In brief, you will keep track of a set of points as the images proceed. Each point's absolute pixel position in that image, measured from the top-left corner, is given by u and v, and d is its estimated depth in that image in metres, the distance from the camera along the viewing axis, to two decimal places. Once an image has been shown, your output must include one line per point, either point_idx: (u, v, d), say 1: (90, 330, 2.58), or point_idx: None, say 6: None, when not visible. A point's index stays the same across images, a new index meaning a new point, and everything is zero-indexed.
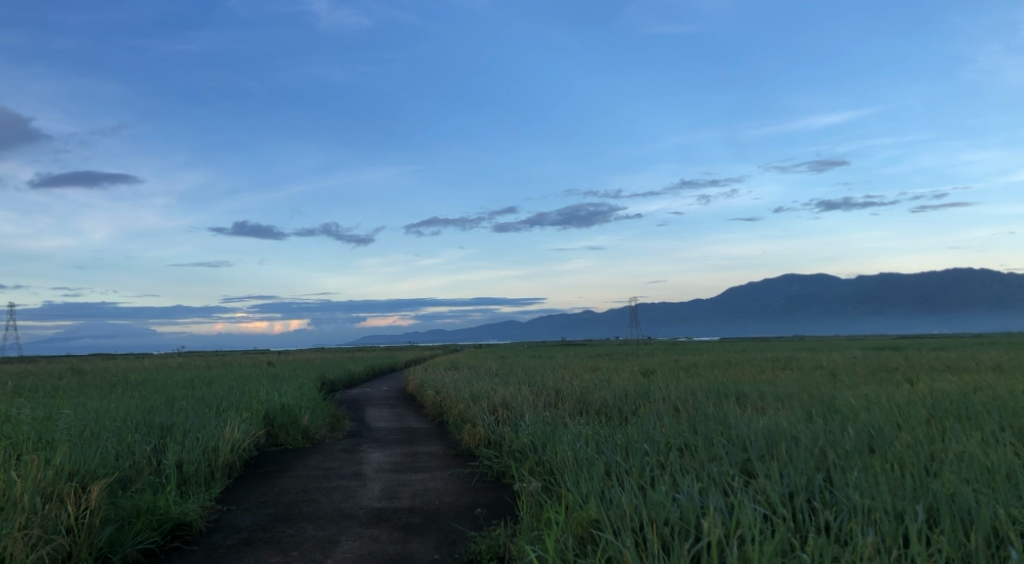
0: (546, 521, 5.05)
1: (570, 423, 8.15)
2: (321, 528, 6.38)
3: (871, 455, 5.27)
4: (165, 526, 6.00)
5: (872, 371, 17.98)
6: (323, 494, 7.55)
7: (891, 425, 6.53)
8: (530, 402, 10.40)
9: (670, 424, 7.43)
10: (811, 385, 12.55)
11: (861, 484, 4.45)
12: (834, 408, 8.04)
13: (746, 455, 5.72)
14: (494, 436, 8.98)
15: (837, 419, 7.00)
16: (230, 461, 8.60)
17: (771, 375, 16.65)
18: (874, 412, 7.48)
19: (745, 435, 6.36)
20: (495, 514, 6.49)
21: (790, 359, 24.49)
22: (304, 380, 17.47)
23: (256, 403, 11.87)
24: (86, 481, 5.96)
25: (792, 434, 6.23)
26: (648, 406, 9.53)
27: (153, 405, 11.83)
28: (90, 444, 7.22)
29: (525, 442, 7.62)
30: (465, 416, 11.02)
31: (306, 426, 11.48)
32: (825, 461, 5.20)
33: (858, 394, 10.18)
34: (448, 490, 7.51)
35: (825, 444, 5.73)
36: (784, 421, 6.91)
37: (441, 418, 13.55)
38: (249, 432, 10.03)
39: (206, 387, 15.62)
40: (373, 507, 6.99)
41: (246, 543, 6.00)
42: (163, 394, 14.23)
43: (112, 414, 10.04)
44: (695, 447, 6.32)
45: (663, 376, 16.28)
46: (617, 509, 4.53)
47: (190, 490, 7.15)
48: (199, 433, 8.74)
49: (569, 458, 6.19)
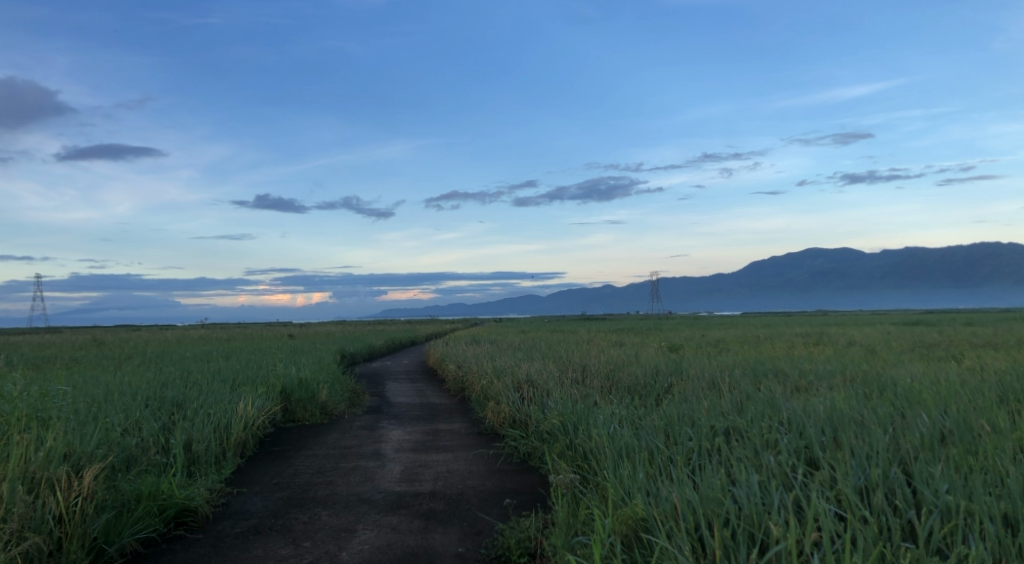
0: (585, 519, 4.52)
1: (602, 402, 7.60)
2: (336, 514, 5.91)
3: (952, 446, 4.68)
4: (167, 513, 5.57)
5: (910, 346, 17.29)
6: (339, 476, 7.08)
7: (960, 408, 5.93)
8: (558, 379, 9.87)
9: (710, 406, 6.85)
10: (852, 362, 11.89)
11: (952, 481, 3.87)
12: (887, 388, 7.42)
13: (806, 440, 5.12)
14: (520, 415, 8.46)
15: (898, 401, 6.38)
16: (243, 440, 8.18)
17: (804, 351, 15.94)
18: (937, 393, 6.86)
19: (801, 417, 5.75)
20: (524, 503, 5.96)
21: (822, 336, 23.45)
22: (324, 353, 17.09)
23: (272, 377, 11.42)
24: (81, 464, 5.53)
25: (853, 416, 5.61)
26: (682, 384, 8.96)
27: (167, 379, 11.44)
28: (92, 422, 6.81)
29: (555, 422, 7.08)
30: (489, 392, 10.53)
31: (324, 402, 11.04)
32: (899, 452, 4.61)
33: (907, 372, 9.53)
34: (473, 473, 7.03)
35: (896, 430, 5.11)
36: (840, 402, 6.29)
37: (463, 394, 13.08)
38: (264, 408, 9.60)
39: (223, 360, 15.24)
40: (393, 491, 6.51)
41: (255, 531, 5.54)
42: (177, 367, 13.79)
43: (122, 389, 9.61)
44: (745, 432, 5.73)
45: (693, 352, 15.64)
46: (667, 506, 3.99)
47: (198, 472, 6.72)
48: (212, 408, 8.30)
49: (606, 444, 5.63)
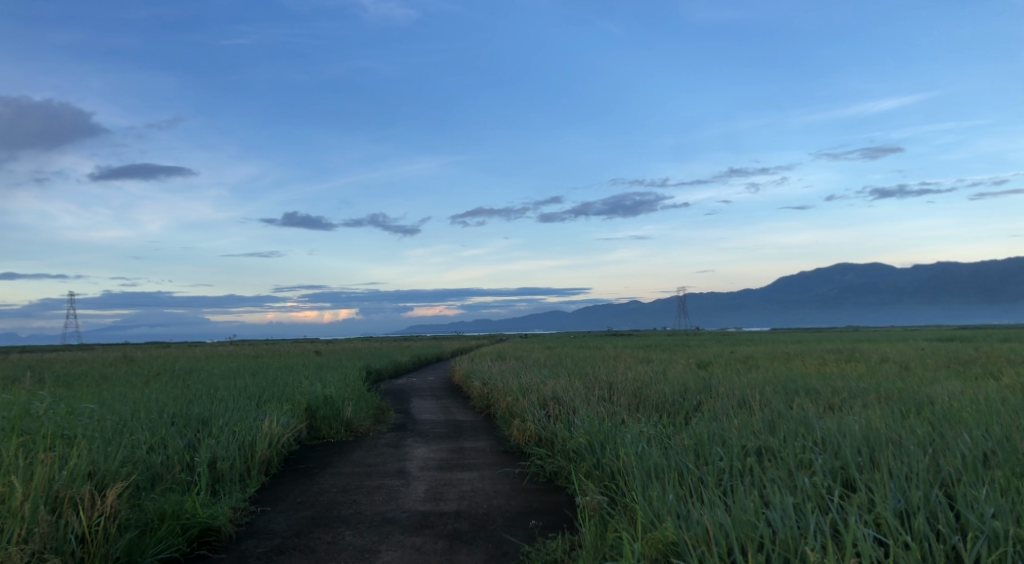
0: (613, 542, 4.40)
1: (630, 420, 7.47)
2: (360, 534, 5.83)
3: (996, 468, 4.47)
4: (190, 532, 5.53)
5: (946, 363, 16.91)
6: (364, 495, 7.01)
7: (1003, 428, 5.71)
8: (584, 397, 9.75)
9: (741, 424, 6.68)
10: (886, 379, 11.58)
11: (1000, 505, 3.68)
12: (925, 407, 7.19)
13: (842, 461, 4.94)
14: (546, 433, 8.34)
15: (937, 420, 6.16)
16: (268, 457, 8.15)
17: (836, 368, 15.61)
18: (975, 412, 6.65)
19: (836, 437, 5.56)
20: (550, 524, 5.84)
21: (853, 352, 23.02)
22: (350, 369, 17.13)
23: (297, 394, 11.41)
24: (105, 482, 5.53)
25: (890, 435, 5.42)
26: (711, 402, 8.80)
27: (193, 396, 11.50)
28: (118, 440, 6.83)
29: (581, 441, 6.96)
30: (514, 410, 10.42)
31: (349, 419, 11.00)
32: (941, 473, 4.41)
33: (944, 389, 9.26)
34: (498, 492, 6.92)
35: (935, 450, 4.91)
36: (876, 421, 6.09)
37: (488, 411, 12.98)
38: (290, 425, 9.58)
39: (249, 376, 15.30)
40: (417, 510, 6.42)
41: (278, 551, 5.47)
42: (204, 384, 13.85)
43: (149, 406, 9.65)
44: (777, 452, 5.56)
45: (722, 369, 15.39)
46: (698, 530, 3.85)
47: (223, 490, 6.69)
48: (236, 426, 8.29)
49: (634, 464, 5.49)
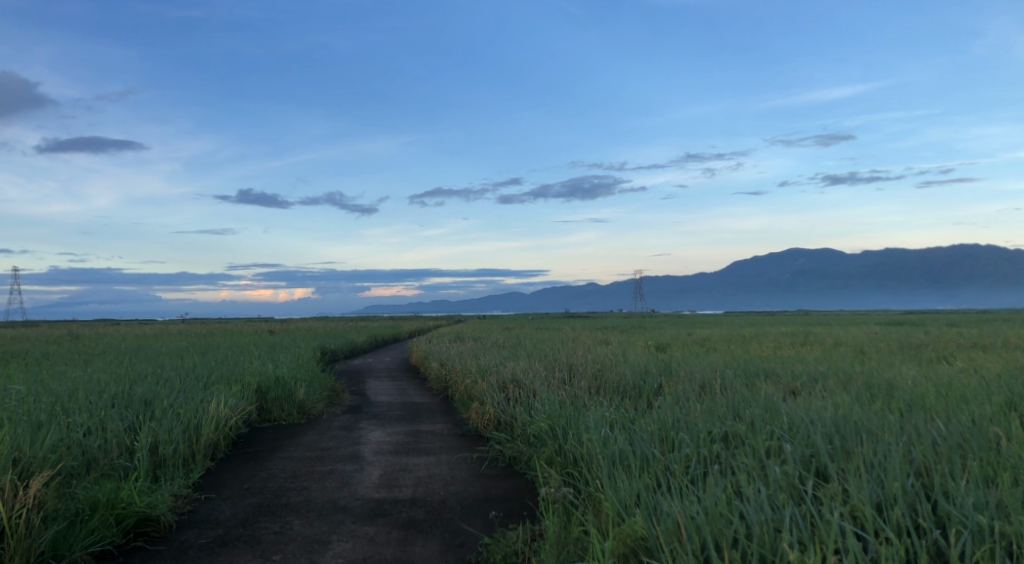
0: (578, 537, 4.18)
1: (592, 403, 7.27)
2: (309, 523, 5.52)
3: (969, 457, 4.33)
4: (125, 522, 5.16)
5: (898, 346, 17.17)
6: (314, 481, 6.68)
7: (967, 414, 5.62)
8: (544, 379, 9.56)
9: (705, 409, 6.51)
10: (843, 363, 11.59)
11: (980, 498, 3.52)
12: (888, 392, 7.14)
13: (813, 449, 4.77)
14: (506, 417, 8.11)
15: (904, 405, 6.07)
16: (214, 441, 7.75)
17: (792, 351, 15.67)
18: (937, 397, 6.60)
19: (804, 423, 5.41)
20: (510, 514, 5.60)
21: (807, 335, 23.28)
22: (304, 350, 16.68)
23: (247, 374, 10.98)
24: (31, 469, 5.16)
25: (859, 421, 5.28)
26: (672, 385, 8.66)
27: (138, 376, 11.00)
28: (50, 423, 6.43)
29: (542, 425, 6.73)
30: (473, 392, 10.18)
31: (301, 400, 10.63)
32: (916, 462, 4.25)
33: (902, 374, 9.26)
34: (455, 478, 6.66)
35: (907, 439, 4.77)
36: (843, 407, 5.98)
37: (445, 393, 12.74)
38: (239, 407, 9.19)
39: (198, 356, 14.78)
40: (371, 498, 6.12)
41: (221, 543, 5.14)
42: (149, 364, 13.30)
43: (88, 385, 9.17)
44: (743, 438, 5.40)
45: (680, 352, 15.35)
46: (669, 523, 3.65)
47: (164, 477, 6.32)
48: (181, 407, 7.88)
49: (598, 451, 5.28)
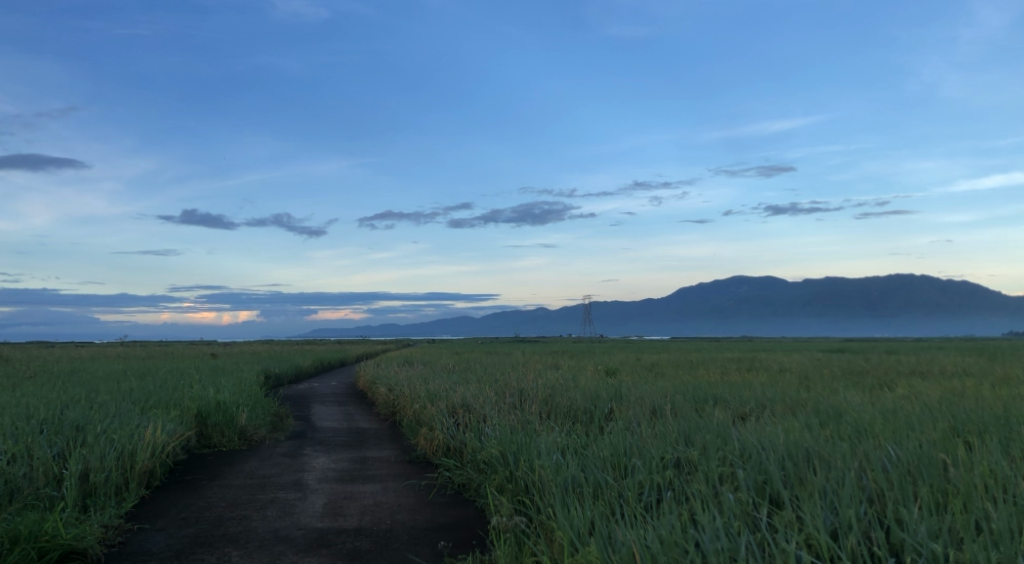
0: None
1: (543, 429, 7.17)
2: (249, 554, 5.28)
3: (917, 483, 4.36)
4: (49, 556, 4.86)
5: (841, 373, 17.51)
6: (255, 510, 6.41)
7: (911, 439, 5.69)
8: (494, 404, 9.42)
9: (657, 434, 6.46)
10: (790, 389, 11.69)
11: (934, 524, 3.53)
12: (834, 418, 7.22)
13: (766, 475, 4.75)
14: (455, 443, 7.95)
15: (851, 432, 6.12)
16: (150, 468, 7.40)
17: (739, 377, 15.86)
18: (881, 423, 6.69)
19: (755, 449, 5.40)
20: (459, 543, 5.44)
21: (753, 361, 23.69)
22: (246, 374, 16.17)
23: (186, 399, 10.57)
24: None
25: (810, 448, 5.29)
26: (623, 410, 8.60)
27: (69, 400, 10.50)
28: None
29: (493, 452, 6.60)
30: (421, 417, 9.98)
31: (243, 426, 10.27)
32: (868, 489, 4.26)
33: (845, 400, 9.39)
34: (402, 506, 6.46)
35: (858, 465, 4.78)
36: (793, 433, 6.00)
37: (393, 418, 12.47)
38: (177, 432, 8.84)
39: (134, 380, 14.18)
40: (314, 528, 5.89)
41: None
42: (82, 387, 12.72)
43: (16, 410, 8.72)
44: (696, 464, 5.36)
45: (629, 376, 15.37)
46: (625, 551, 3.56)
47: (94, 506, 6.00)
48: (115, 433, 7.53)
49: (550, 478, 5.17)
